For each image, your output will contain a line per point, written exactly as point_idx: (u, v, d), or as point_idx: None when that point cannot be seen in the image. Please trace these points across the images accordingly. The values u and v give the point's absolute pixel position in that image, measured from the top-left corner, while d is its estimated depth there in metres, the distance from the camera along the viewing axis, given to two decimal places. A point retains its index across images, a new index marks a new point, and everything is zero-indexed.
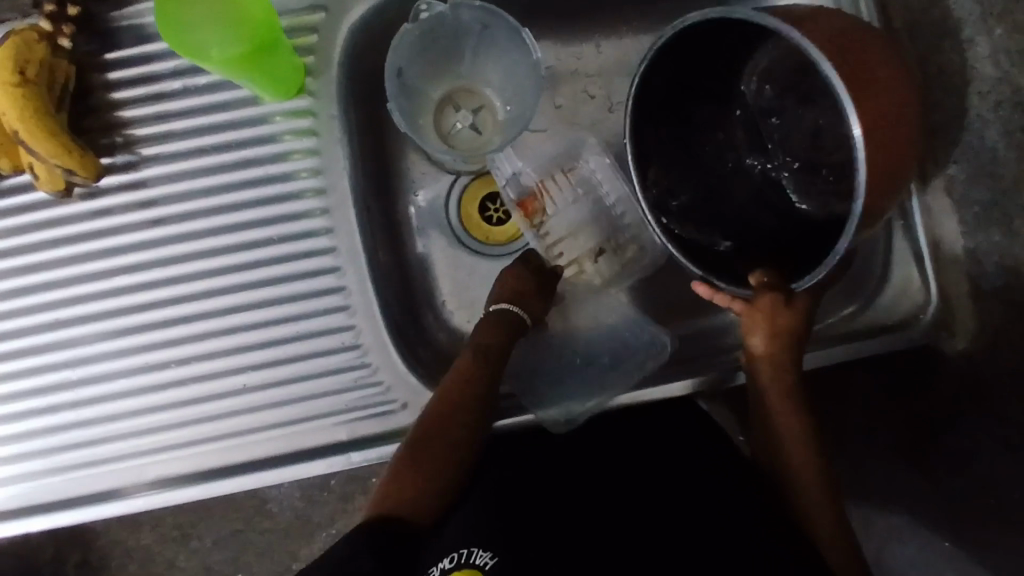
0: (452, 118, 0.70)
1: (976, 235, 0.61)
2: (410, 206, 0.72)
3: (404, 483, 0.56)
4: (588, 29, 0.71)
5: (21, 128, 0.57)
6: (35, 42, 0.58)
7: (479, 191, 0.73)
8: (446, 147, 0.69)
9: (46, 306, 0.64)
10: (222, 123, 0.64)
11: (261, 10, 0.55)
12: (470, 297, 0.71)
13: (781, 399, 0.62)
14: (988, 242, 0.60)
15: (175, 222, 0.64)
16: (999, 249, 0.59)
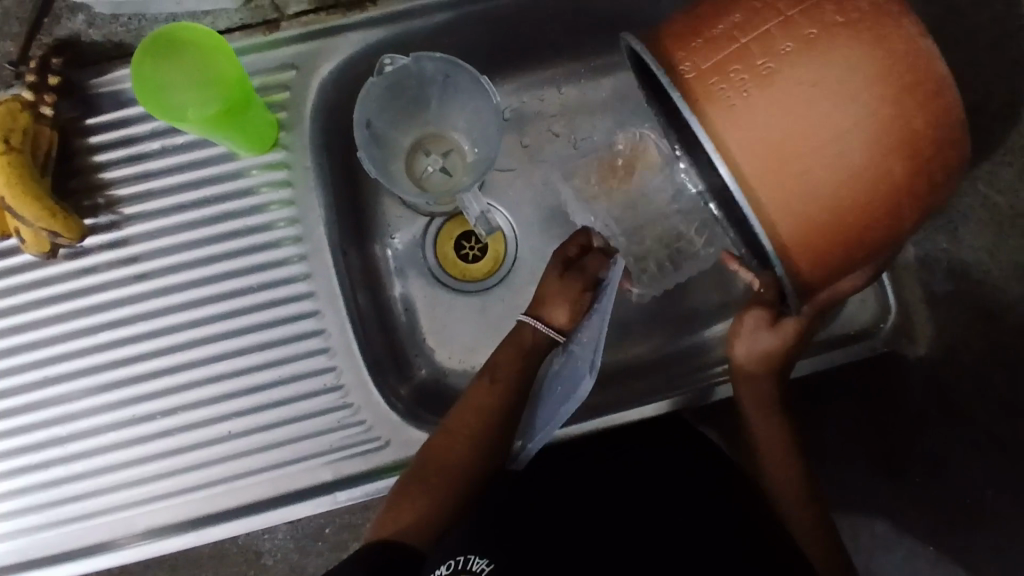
0: (423, 162, 0.73)
1: (925, 243, 0.65)
2: (386, 249, 0.74)
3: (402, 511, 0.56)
4: (549, 73, 0.75)
5: (7, 194, 0.59)
6: (19, 112, 0.61)
7: (452, 232, 0.76)
8: (419, 189, 0.72)
9: (35, 365, 0.65)
10: (201, 179, 0.67)
11: (236, 73, 0.58)
12: (449, 335, 0.73)
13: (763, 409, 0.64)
14: (935, 249, 0.63)
15: (158, 277, 0.66)
16: (946, 256, 0.62)
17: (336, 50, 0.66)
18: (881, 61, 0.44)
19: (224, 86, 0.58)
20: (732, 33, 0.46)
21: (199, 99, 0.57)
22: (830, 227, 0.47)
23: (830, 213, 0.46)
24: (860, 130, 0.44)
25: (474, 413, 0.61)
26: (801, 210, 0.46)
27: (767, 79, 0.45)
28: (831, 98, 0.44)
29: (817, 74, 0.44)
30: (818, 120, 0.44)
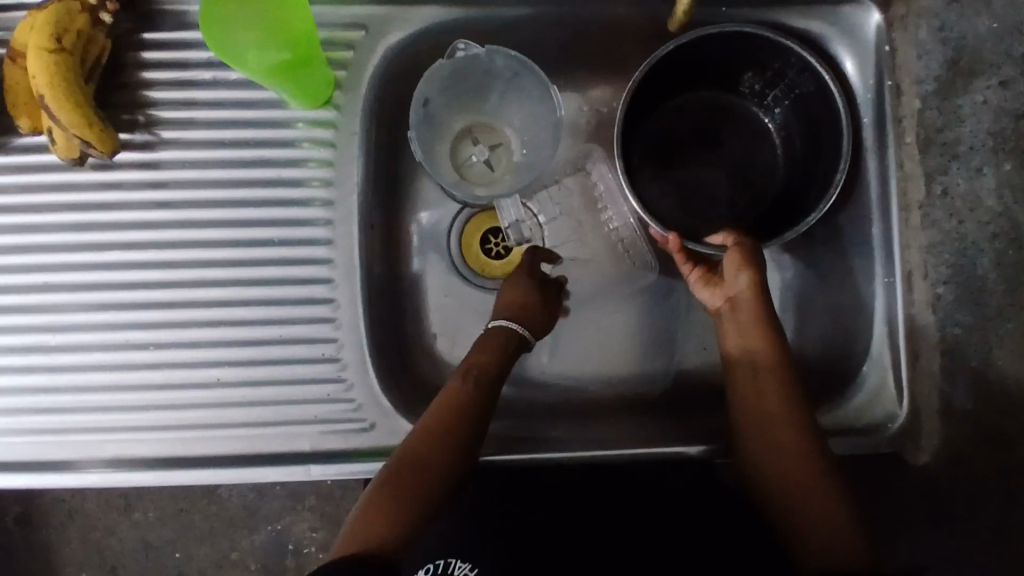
0: (469, 150, 0.70)
1: (954, 356, 0.61)
2: (412, 224, 0.72)
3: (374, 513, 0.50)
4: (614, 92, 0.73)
5: (46, 94, 0.57)
6: (77, 12, 0.58)
7: (481, 225, 0.73)
8: (458, 178, 0.69)
9: (37, 267, 0.64)
10: (246, 120, 0.65)
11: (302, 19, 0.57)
12: (457, 326, 0.71)
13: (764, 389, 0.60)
14: (962, 365, 0.61)
15: (179, 208, 0.65)
16: (973, 374, 0.60)
17: (410, 21, 0.65)
18: None
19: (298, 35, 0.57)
20: None
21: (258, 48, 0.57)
22: None
23: None
24: None
25: (451, 402, 0.58)
26: None
27: None
28: None
29: None
30: None
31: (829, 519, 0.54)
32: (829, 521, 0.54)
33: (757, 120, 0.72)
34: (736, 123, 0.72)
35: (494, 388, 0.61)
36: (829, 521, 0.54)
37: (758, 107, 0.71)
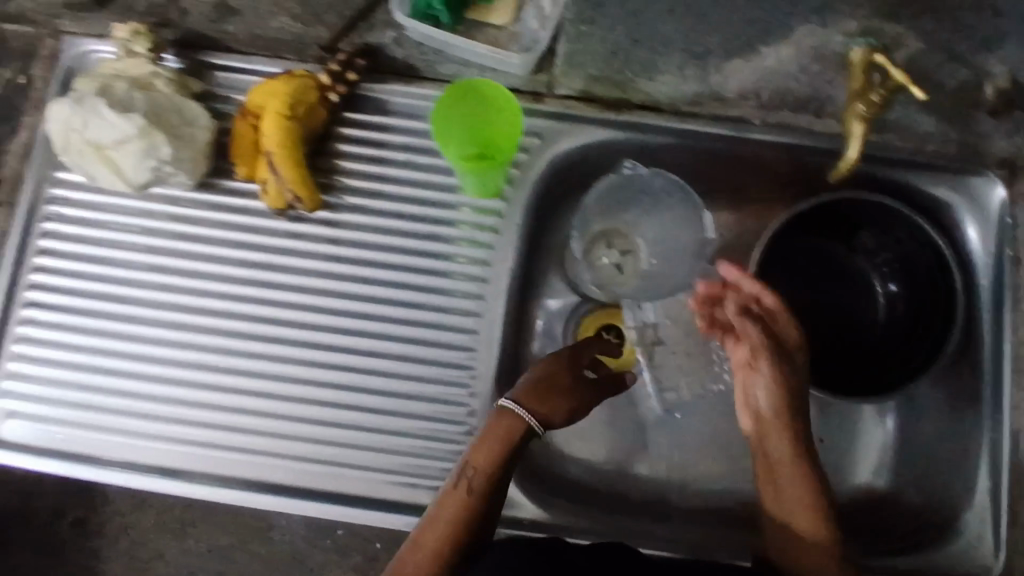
0: (601, 252, 0.76)
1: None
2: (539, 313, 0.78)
3: None
4: None
5: (274, 152, 0.67)
6: (310, 88, 0.68)
7: (595, 323, 0.78)
8: (589, 275, 0.76)
9: (223, 297, 0.73)
10: (422, 198, 0.73)
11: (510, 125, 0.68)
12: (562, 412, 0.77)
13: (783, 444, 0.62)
14: None
15: (352, 263, 0.73)
16: None
17: (581, 136, 0.73)
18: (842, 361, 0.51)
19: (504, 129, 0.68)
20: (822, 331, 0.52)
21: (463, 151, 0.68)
22: None
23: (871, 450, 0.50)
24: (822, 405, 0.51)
25: (453, 514, 0.59)
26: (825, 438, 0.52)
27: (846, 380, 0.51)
28: None
29: None
30: None
31: (783, 438, 0.62)
32: (777, 441, 0.62)
33: (866, 275, 0.78)
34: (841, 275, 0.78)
35: (505, 470, 0.61)
36: (790, 450, 0.62)
37: (866, 266, 0.78)
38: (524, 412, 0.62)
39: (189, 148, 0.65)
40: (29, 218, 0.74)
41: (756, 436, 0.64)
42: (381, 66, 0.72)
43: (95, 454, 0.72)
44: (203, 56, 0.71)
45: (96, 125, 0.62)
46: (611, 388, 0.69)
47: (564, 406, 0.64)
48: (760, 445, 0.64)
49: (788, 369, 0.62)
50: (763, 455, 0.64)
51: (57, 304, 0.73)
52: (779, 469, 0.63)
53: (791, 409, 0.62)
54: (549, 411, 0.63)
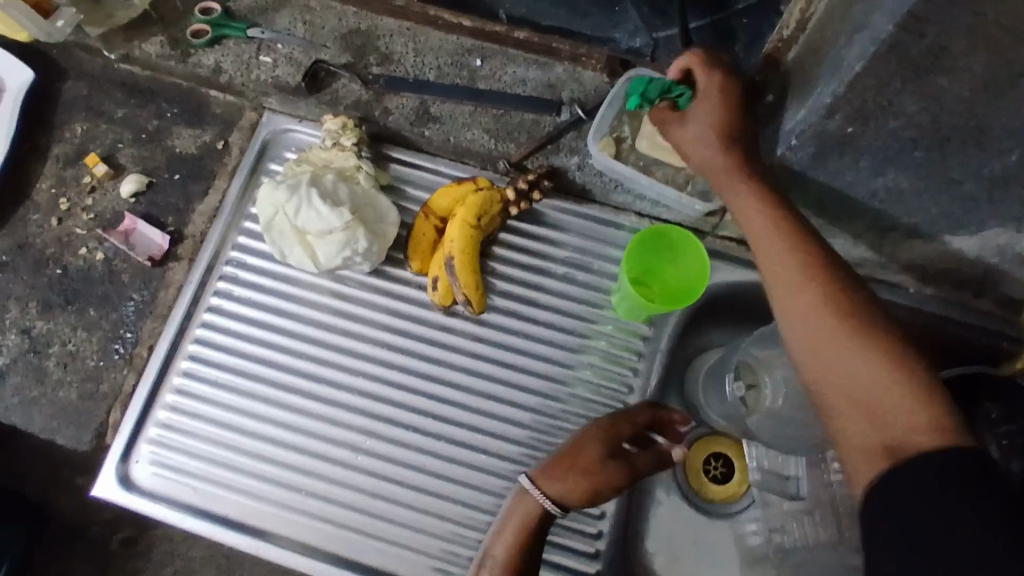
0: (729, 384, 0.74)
1: None
2: None
3: None
4: None
5: (457, 257, 0.70)
6: (496, 201, 0.72)
7: (707, 447, 0.79)
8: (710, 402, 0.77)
9: (369, 377, 0.73)
10: (575, 311, 0.74)
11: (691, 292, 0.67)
12: (671, 541, 0.76)
13: (803, 320, 0.51)
14: None
15: (500, 364, 0.73)
16: None
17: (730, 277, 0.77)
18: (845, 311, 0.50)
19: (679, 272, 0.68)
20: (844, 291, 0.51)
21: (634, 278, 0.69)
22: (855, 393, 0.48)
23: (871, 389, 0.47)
24: (877, 374, 0.47)
25: None
26: (850, 385, 0.48)
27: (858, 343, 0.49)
28: (859, 361, 0.48)
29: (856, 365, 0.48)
30: (850, 381, 0.48)
31: (859, 368, 0.48)
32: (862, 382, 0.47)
33: None
34: None
35: (526, 554, 0.59)
36: (884, 387, 0.47)
37: None
38: (537, 495, 0.60)
39: (380, 241, 0.70)
40: (207, 274, 0.76)
41: (829, 379, 0.49)
42: (560, 186, 0.76)
43: (219, 513, 0.71)
44: (392, 152, 0.77)
45: (307, 214, 0.67)
46: (641, 460, 0.63)
47: (575, 484, 0.60)
48: (831, 390, 0.49)
49: (879, 319, 0.50)
50: (832, 391, 0.49)
51: (215, 360, 0.74)
52: (886, 421, 0.46)
53: (877, 347, 0.48)
54: (559, 488, 0.61)
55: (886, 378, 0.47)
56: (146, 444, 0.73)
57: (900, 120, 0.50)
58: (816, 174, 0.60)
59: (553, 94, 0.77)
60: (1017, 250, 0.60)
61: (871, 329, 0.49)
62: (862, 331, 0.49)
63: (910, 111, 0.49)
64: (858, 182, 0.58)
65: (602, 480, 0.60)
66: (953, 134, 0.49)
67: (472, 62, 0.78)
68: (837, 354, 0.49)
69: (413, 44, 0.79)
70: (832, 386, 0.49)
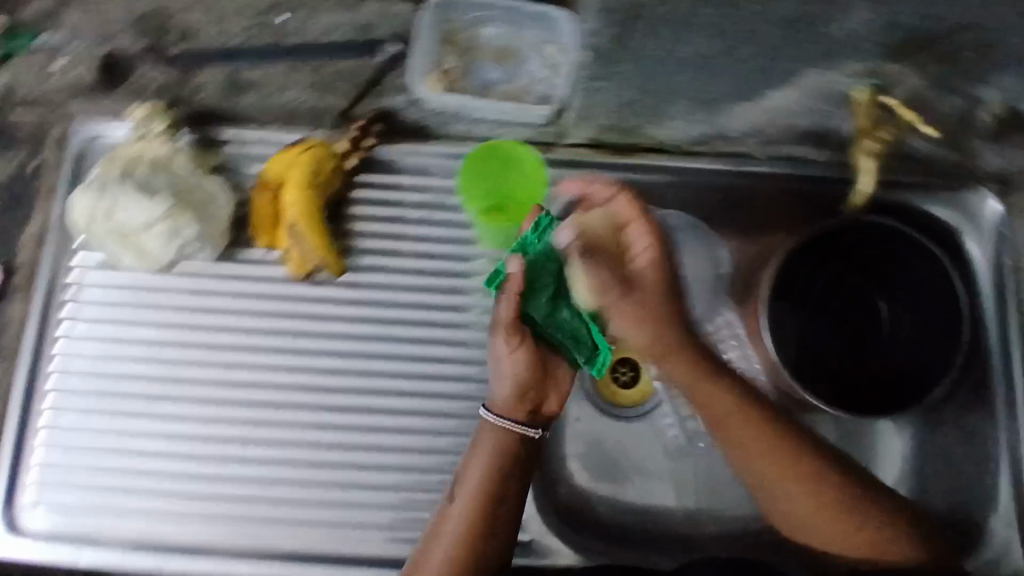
0: None
1: None
2: None
3: (474, 551, 0.60)
4: None
5: (299, 223, 0.68)
6: (330, 158, 0.70)
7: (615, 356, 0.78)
8: None
9: (243, 365, 0.71)
10: (442, 251, 0.73)
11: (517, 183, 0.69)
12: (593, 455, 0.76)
13: (655, 324, 0.62)
14: None
15: (376, 322, 0.72)
16: None
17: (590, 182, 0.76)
18: (668, 329, 0.63)
19: (538, 173, 0.68)
20: (669, 296, 0.62)
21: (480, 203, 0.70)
22: (727, 419, 0.63)
23: (718, 405, 0.63)
24: (722, 397, 0.63)
25: (478, 478, 0.62)
26: (716, 403, 0.63)
27: (681, 355, 0.63)
28: (709, 387, 0.63)
29: (690, 379, 0.63)
30: (720, 411, 0.63)
31: (801, 501, 0.61)
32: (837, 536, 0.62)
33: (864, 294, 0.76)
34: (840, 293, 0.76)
35: (513, 472, 0.62)
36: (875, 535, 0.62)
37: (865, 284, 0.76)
38: (493, 416, 0.64)
39: (211, 225, 0.68)
40: (49, 300, 0.71)
41: (703, 400, 0.63)
42: (397, 129, 0.73)
43: (116, 540, 0.68)
44: (211, 129, 0.72)
45: (124, 212, 0.65)
46: (507, 307, 0.63)
47: (506, 375, 0.64)
48: (704, 407, 0.63)
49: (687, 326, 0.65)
50: (711, 413, 0.63)
51: (79, 387, 0.70)
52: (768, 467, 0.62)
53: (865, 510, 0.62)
54: (503, 432, 0.63)
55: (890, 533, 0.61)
56: (23, 490, 0.69)
57: None
58: (629, 56, 0.58)
59: (367, 35, 0.73)
60: (839, 90, 0.60)
61: (831, 469, 0.62)
62: (781, 446, 0.62)
63: None
64: (670, 53, 0.57)
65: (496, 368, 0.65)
66: None
67: (273, 20, 0.74)
68: (678, 369, 0.63)
69: (211, 13, 0.75)
70: (695, 379, 0.63)
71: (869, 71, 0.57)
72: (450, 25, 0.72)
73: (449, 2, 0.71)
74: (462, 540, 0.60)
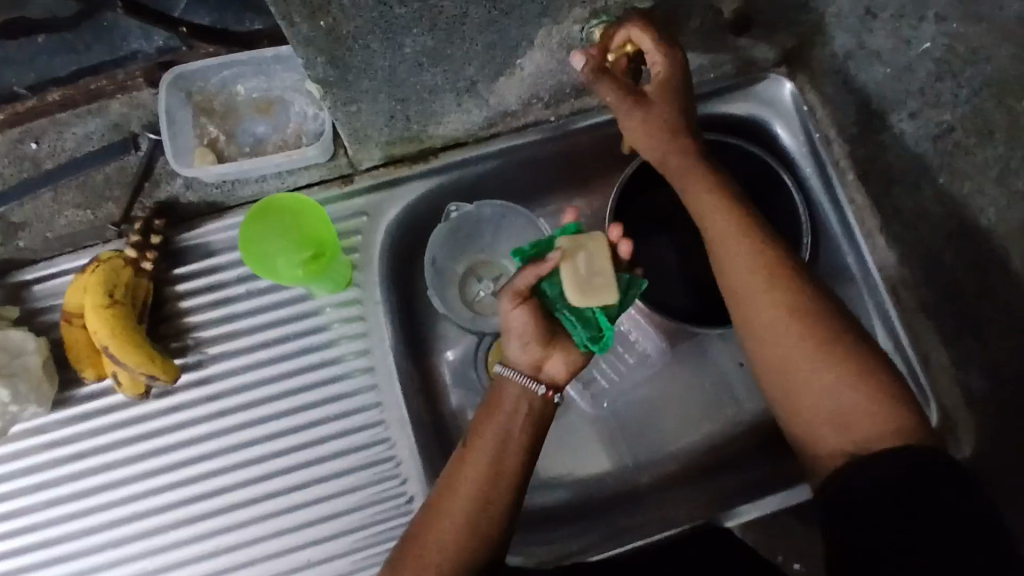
0: (475, 288, 0.78)
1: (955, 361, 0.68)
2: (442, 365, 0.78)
3: (494, 495, 0.60)
4: (574, 197, 0.81)
5: (110, 343, 0.65)
6: (121, 267, 0.67)
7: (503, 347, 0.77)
8: (472, 314, 0.77)
9: (126, 499, 0.72)
10: (282, 319, 0.74)
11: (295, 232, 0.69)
12: None
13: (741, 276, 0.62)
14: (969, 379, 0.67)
15: (240, 411, 0.73)
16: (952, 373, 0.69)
17: (401, 196, 0.74)
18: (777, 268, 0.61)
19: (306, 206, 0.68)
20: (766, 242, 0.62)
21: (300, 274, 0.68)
22: (816, 356, 0.58)
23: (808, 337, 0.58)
24: (800, 336, 0.58)
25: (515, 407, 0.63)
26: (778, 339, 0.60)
27: (777, 286, 0.60)
28: (786, 325, 0.59)
29: (780, 318, 0.59)
30: (788, 349, 0.58)
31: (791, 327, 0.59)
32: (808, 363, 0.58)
33: None
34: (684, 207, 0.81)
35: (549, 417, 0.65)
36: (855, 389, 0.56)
37: None
38: (513, 373, 0.64)
39: (28, 376, 0.68)
40: None
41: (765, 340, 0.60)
42: (185, 216, 0.73)
43: None
44: (16, 275, 0.72)
45: None
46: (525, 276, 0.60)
47: (513, 331, 0.62)
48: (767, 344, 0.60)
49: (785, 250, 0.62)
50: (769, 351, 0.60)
51: None
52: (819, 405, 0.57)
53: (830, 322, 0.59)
54: (508, 406, 0.63)
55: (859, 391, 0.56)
56: None
57: None
58: (350, 74, 0.55)
59: (122, 132, 0.70)
60: (576, 36, 0.59)
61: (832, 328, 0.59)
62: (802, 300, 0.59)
63: None
64: (392, 60, 0.55)
65: (512, 338, 0.63)
66: None
67: (28, 148, 0.70)
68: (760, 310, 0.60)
69: None
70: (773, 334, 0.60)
71: (590, 13, 0.57)
72: (199, 95, 0.69)
73: (183, 73, 0.67)
74: (489, 474, 0.61)
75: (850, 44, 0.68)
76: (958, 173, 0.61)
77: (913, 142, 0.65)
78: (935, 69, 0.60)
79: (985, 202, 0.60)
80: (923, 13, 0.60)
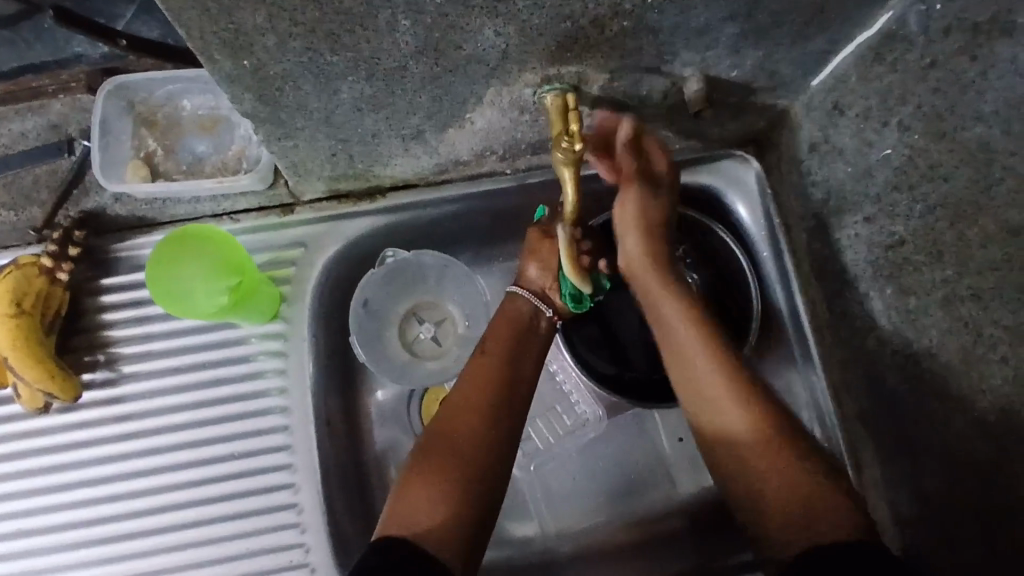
0: (415, 330, 0.74)
1: (891, 475, 0.65)
2: (372, 406, 0.74)
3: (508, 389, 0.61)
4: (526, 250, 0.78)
5: (10, 353, 0.62)
6: (35, 275, 0.64)
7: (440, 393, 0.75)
8: (408, 356, 0.73)
9: (12, 515, 0.68)
10: (203, 345, 0.71)
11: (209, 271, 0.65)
12: None
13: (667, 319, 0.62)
14: (901, 498, 0.64)
15: (146, 435, 0.69)
16: (884, 486, 0.66)
17: (341, 233, 0.71)
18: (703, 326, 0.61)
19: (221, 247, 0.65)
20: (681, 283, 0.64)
21: (213, 310, 0.65)
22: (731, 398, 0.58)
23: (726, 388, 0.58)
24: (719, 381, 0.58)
25: (525, 308, 0.66)
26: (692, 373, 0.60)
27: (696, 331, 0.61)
28: (699, 362, 0.60)
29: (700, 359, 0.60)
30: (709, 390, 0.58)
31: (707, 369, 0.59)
32: (729, 416, 0.57)
33: None
34: (643, 277, 0.79)
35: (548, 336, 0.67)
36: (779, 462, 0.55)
37: None
38: (526, 291, 0.66)
39: None
40: None
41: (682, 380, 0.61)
42: (117, 226, 0.69)
43: None
44: None
45: None
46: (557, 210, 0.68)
47: (540, 262, 0.66)
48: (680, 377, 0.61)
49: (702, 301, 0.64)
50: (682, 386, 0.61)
51: None
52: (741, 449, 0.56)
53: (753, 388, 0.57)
54: (521, 318, 0.65)
55: (772, 468, 0.54)
56: None
57: (270, 36, 0.43)
58: (284, 114, 0.52)
59: (59, 135, 0.67)
60: (529, 99, 0.57)
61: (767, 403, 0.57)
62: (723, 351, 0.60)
63: (264, 24, 0.42)
64: (328, 105, 0.52)
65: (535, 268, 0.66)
66: (331, 28, 0.43)
67: None
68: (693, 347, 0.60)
69: None
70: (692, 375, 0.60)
71: (543, 79, 0.54)
72: (142, 106, 0.67)
73: (123, 84, 0.65)
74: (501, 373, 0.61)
75: (817, 137, 0.66)
76: (908, 288, 0.59)
77: (866, 247, 0.63)
78: (894, 177, 0.58)
79: (930, 323, 0.58)
80: (888, 119, 0.58)
